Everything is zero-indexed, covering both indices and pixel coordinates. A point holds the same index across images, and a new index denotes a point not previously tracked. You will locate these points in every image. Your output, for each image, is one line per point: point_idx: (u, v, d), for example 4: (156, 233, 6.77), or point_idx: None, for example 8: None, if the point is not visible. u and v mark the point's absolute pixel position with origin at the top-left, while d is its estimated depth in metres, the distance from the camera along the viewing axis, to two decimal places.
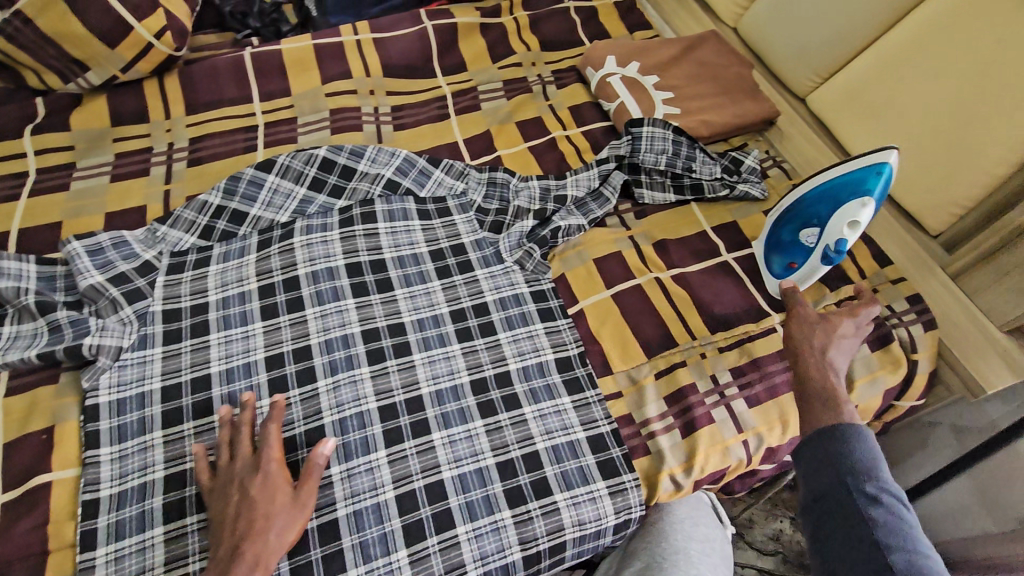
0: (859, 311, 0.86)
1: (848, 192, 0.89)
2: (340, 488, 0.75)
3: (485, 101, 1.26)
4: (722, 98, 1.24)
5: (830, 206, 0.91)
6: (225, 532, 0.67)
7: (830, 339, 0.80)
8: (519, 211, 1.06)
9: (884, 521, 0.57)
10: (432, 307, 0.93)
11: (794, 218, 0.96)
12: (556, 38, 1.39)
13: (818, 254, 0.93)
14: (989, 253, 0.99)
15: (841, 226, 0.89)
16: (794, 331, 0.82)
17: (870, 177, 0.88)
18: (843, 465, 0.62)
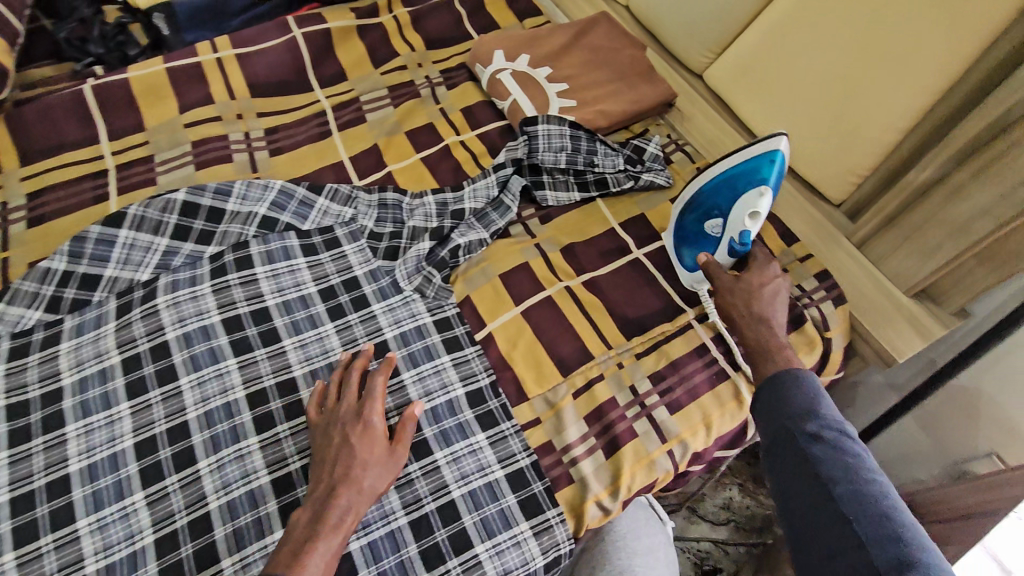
0: (767, 270, 0.86)
1: (745, 180, 0.87)
2: (449, 472, 0.77)
3: (370, 112, 1.16)
4: (618, 84, 1.20)
5: (729, 197, 0.89)
6: (324, 473, 0.69)
7: (757, 297, 0.83)
8: (415, 232, 0.98)
9: (829, 456, 0.61)
10: (325, 355, 0.84)
11: (695, 211, 0.94)
12: (442, 35, 1.30)
13: (723, 247, 0.90)
14: (893, 215, 0.98)
15: (742, 216, 0.87)
16: (722, 301, 0.85)
17: (764, 163, 0.86)
18: (788, 410, 0.66)
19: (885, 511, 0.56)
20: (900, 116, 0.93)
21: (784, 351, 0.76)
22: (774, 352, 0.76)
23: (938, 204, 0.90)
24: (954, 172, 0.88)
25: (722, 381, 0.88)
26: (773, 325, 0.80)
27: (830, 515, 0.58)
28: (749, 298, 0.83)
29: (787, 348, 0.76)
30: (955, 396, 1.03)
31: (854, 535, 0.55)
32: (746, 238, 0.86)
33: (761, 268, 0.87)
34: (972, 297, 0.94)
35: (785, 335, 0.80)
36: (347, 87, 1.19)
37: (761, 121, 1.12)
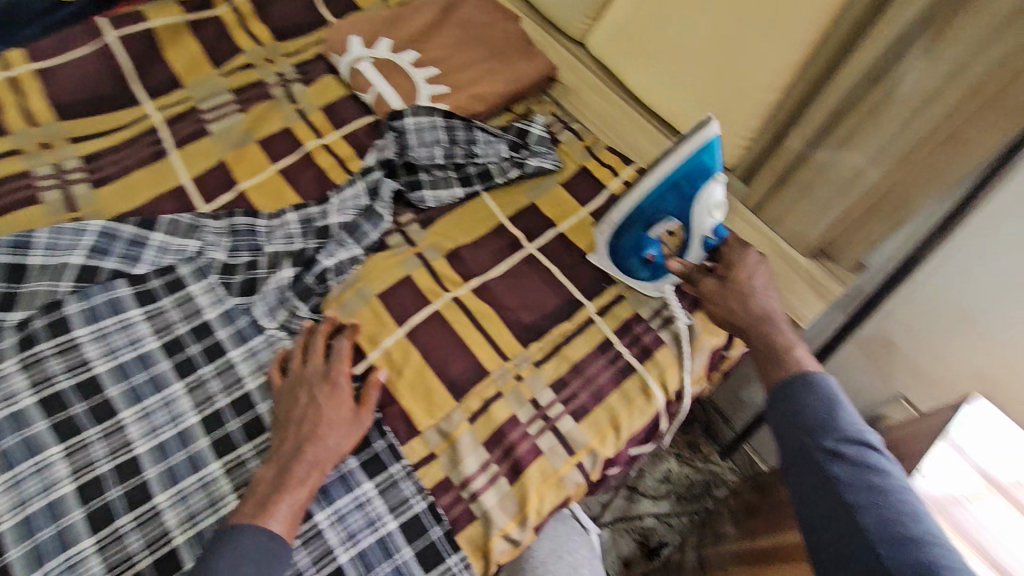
0: (743, 258, 0.81)
1: (692, 180, 0.77)
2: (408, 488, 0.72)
3: (213, 121, 1.01)
4: (493, 62, 1.09)
5: (680, 199, 0.79)
6: (288, 433, 0.70)
7: (748, 295, 0.78)
8: (275, 259, 0.86)
9: (850, 472, 0.59)
10: (174, 422, 0.73)
11: (642, 220, 0.84)
12: (293, 22, 1.15)
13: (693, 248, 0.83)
14: (783, 178, 0.94)
15: (704, 215, 0.78)
16: (717, 309, 0.80)
17: (706, 159, 0.75)
18: (804, 424, 0.64)
19: (916, 538, 0.54)
20: (779, 71, 0.87)
21: (797, 345, 0.74)
22: (784, 355, 0.73)
23: (823, 161, 0.87)
24: (837, 126, 0.83)
25: (627, 378, 0.83)
26: (773, 321, 0.77)
27: (853, 537, 0.56)
28: (743, 298, 0.78)
29: (799, 343, 0.74)
30: (868, 343, 1.06)
31: (878, 558, 0.54)
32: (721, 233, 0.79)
33: (738, 258, 0.81)
34: (866, 251, 0.92)
35: (788, 323, 0.77)
36: (183, 95, 1.03)
37: (647, 88, 1.05)
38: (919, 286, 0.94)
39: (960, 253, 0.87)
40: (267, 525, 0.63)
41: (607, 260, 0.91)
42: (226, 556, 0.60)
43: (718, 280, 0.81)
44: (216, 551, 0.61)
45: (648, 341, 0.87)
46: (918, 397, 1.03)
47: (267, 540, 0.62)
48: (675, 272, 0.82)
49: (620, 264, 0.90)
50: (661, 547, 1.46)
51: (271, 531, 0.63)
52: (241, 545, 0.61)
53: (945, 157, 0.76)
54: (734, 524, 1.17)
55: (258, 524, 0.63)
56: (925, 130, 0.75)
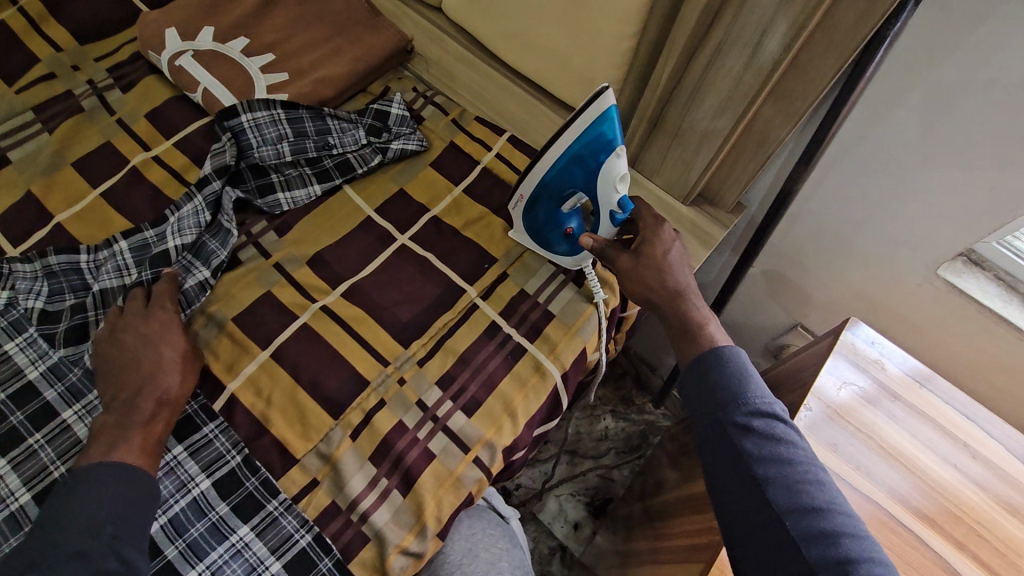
0: (659, 235, 0.78)
1: (592, 153, 0.71)
2: (222, 441, 0.70)
3: (11, 147, 0.87)
4: (336, 39, 0.99)
5: (584, 173, 0.73)
6: (124, 380, 0.68)
7: (667, 270, 0.76)
8: (106, 297, 0.76)
9: (762, 446, 0.58)
10: (2, 505, 0.63)
11: (550, 195, 0.78)
12: (98, 19, 1.00)
13: (603, 222, 0.79)
14: (652, 126, 0.90)
15: (609, 189, 0.73)
16: (635, 286, 0.77)
17: (605, 129, 0.69)
18: (717, 398, 0.62)
19: (821, 510, 0.54)
20: (628, 17, 0.82)
21: (714, 325, 0.71)
22: (699, 332, 0.70)
23: (685, 106, 0.84)
24: (689, 68, 0.80)
25: (518, 360, 0.79)
26: (689, 296, 0.74)
27: (767, 518, 0.55)
28: (661, 274, 0.75)
29: (712, 317, 0.72)
30: (765, 275, 1.06)
31: (790, 536, 0.53)
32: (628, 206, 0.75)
33: (654, 234, 0.78)
34: (742, 190, 0.91)
35: (704, 298, 0.75)
36: None
37: (511, 50, 0.99)
38: (798, 215, 0.95)
39: (829, 176, 0.87)
40: (124, 460, 0.62)
41: (524, 234, 0.86)
42: (84, 497, 0.59)
43: (634, 256, 0.77)
44: (71, 495, 0.59)
45: (536, 318, 0.83)
46: (813, 322, 1.07)
47: (120, 474, 0.61)
48: (585, 246, 0.79)
49: (535, 239, 0.85)
50: (607, 503, 1.42)
51: (123, 465, 0.62)
52: (94, 485, 0.60)
53: (795, 88, 0.75)
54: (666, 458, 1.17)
55: (111, 461, 0.62)
56: (767, 66, 0.73)
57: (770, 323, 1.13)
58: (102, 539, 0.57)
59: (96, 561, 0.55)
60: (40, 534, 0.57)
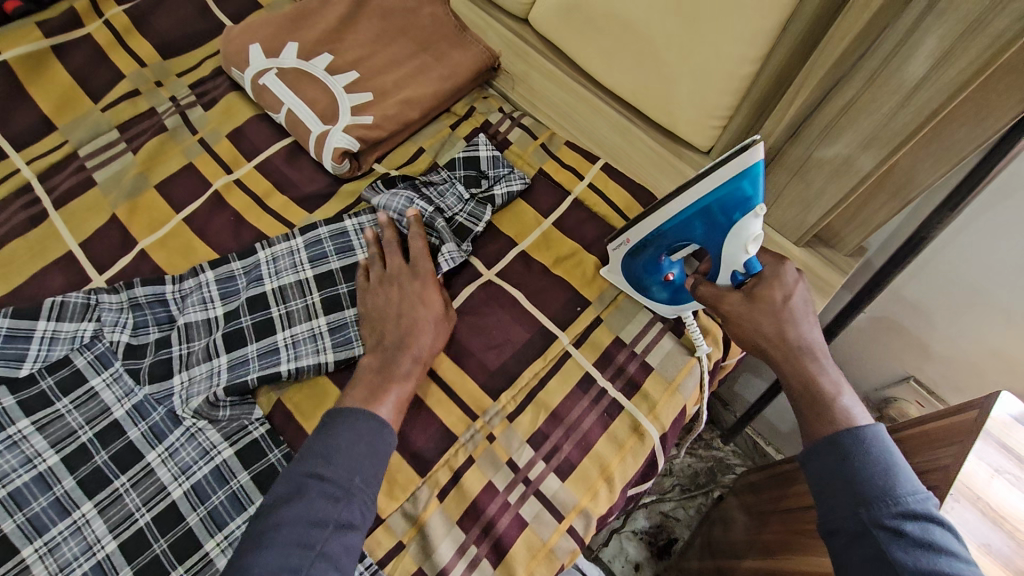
0: (777, 275, 0.67)
1: (725, 208, 0.64)
2: None
3: (97, 167, 0.86)
4: (421, 57, 0.94)
5: (710, 226, 0.66)
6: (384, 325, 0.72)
7: (786, 319, 0.65)
8: (193, 330, 0.73)
9: (915, 553, 0.50)
10: (89, 552, 0.61)
11: (661, 243, 0.72)
12: (183, 33, 0.98)
13: (722, 275, 0.69)
14: (769, 160, 0.82)
15: (736, 246, 0.66)
16: (740, 330, 0.67)
17: (747, 185, 0.62)
18: (857, 491, 0.54)
19: None
20: (753, 41, 0.73)
21: (842, 396, 0.61)
22: (824, 404, 0.61)
23: (811, 141, 0.75)
24: (827, 100, 0.71)
25: (615, 418, 0.73)
26: (818, 354, 0.64)
27: None
28: (777, 320, 0.65)
29: (845, 387, 0.62)
30: (873, 324, 0.97)
31: None
32: (755, 269, 0.66)
33: (772, 274, 0.67)
34: (864, 235, 0.82)
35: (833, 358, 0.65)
36: (57, 139, 0.87)
37: (607, 69, 0.91)
38: (923, 264, 0.85)
39: (974, 224, 0.77)
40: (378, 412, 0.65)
41: (618, 278, 0.80)
42: (346, 433, 0.62)
43: (744, 297, 0.67)
44: (332, 429, 0.63)
45: (634, 371, 0.76)
46: (930, 376, 0.95)
47: (367, 430, 0.62)
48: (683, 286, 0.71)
49: (632, 285, 0.79)
50: (672, 544, 1.28)
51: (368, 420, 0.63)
52: (350, 430, 0.62)
53: (952, 133, 0.67)
54: (740, 504, 1.06)
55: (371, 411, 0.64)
56: (930, 105, 0.63)
57: (873, 373, 1.03)
58: (353, 485, 0.59)
59: (342, 506, 0.57)
60: (307, 461, 0.60)
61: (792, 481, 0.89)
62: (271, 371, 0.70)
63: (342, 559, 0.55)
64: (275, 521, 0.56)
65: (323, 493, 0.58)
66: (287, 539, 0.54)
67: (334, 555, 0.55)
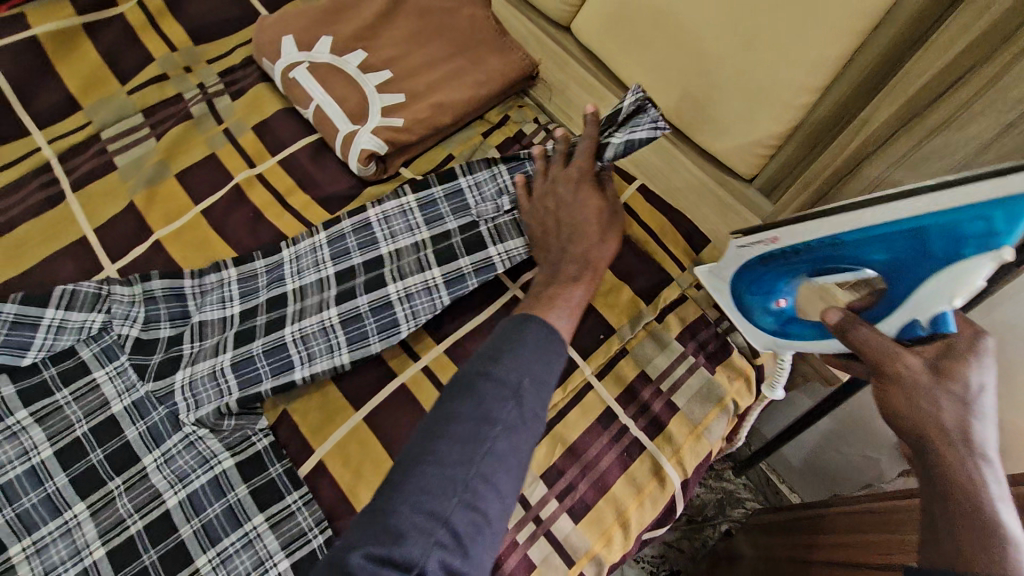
0: (978, 351, 0.46)
1: (948, 236, 0.45)
2: (306, 516, 0.62)
3: (119, 152, 0.83)
4: (458, 60, 0.90)
5: (910, 254, 0.48)
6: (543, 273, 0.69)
7: (976, 414, 0.44)
8: (208, 329, 0.71)
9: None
10: (77, 556, 0.59)
11: (822, 257, 0.56)
12: (215, 19, 0.95)
13: (890, 319, 0.51)
14: (823, 194, 0.77)
15: (933, 290, 0.47)
16: (898, 406, 0.47)
17: (998, 215, 0.43)
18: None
19: None
20: (814, 70, 0.69)
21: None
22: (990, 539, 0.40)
23: (868, 183, 0.71)
24: (893, 140, 0.67)
25: (634, 460, 0.69)
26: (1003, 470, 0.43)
27: None
28: (961, 412, 0.45)
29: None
30: None
31: None
32: (942, 331, 0.48)
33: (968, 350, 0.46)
34: None
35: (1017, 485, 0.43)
36: (82, 119, 0.85)
37: (651, 84, 0.87)
38: None
39: None
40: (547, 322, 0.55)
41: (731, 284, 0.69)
42: (518, 346, 0.52)
43: (927, 369, 0.47)
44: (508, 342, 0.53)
45: (658, 410, 0.72)
46: None
47: (548, 340, 0.53)
48: (826, 315, 0.52)
49: (741, 296, 0.68)
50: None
51: (549, 333, 0.54)
52: (525, 345, 0.52)
53: None
54: (750, 542, 1.01)
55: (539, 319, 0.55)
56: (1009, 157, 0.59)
57: None
58: (523, 388, 0.50)
59: (510, 410, 0.49)
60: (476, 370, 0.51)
61: (817, 524, 0.84)
62: (285, 380, 0.67)
63: (509, 462, 0.47)
64: (446, 413, 0.49)
65: (499, 393, 0.49)
66: (451, 443, 0.47)
67: (503, 454, 0.47)
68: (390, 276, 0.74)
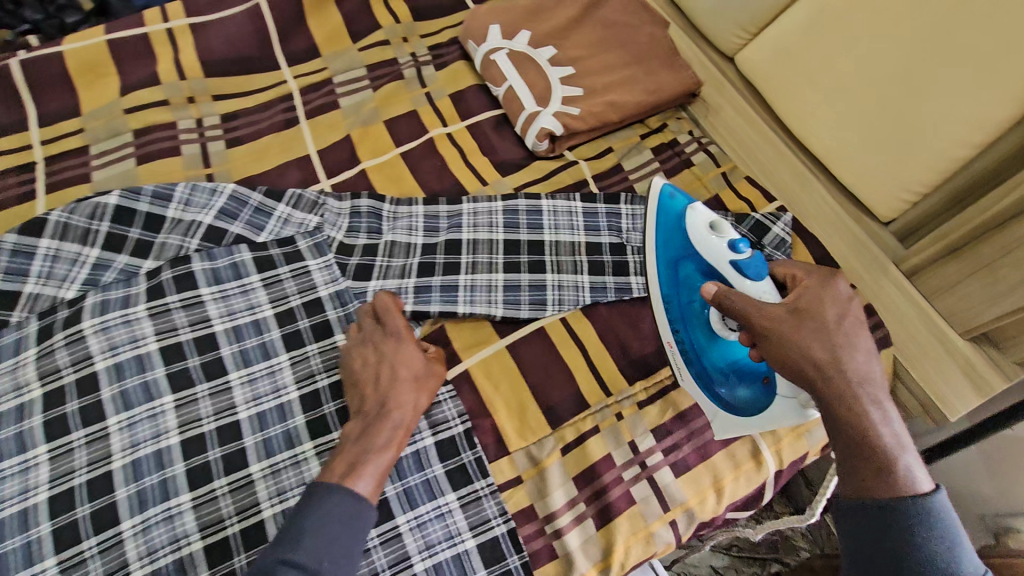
0: (825, 290, 0.60)
1: (671, 225, 0.71)
2: (451, 406, 0.74)
3: (344, 95, 1.00)
4: (633, 69, 1.02)
5: (684, 254, 0.70)
6: (368, 390, 0.70)
7: (839, 343, 0.57)
8: (395, 248, 0.85)
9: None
10: (276, 394, 0.74)
11: (689, 311, 0.72)
12: (433, 3, 1.12)
13: (735, 281, 0.64)
14: (958, 245, 0.81)
15: (708, 249, 0.66)
16: (784, 360, 0.58)
17: (671, 202, 0.71)
18: (906, 565, 0.49)
19: None
20: (978, 127, 0.75)
21: (908, 452, 0.54)
22: (885, 462, 0.53)
23: (1011, 241, 0.75)
24: None
25: (736, 438, 0.76)
26: (869, 385, 0.56)
27: None
28: (827, 347, 0.57)
29: (906, 445, 0.54)
30: None
31: None
32: (739, 244, 0.62)
33: (817, 291, 0.60)
34: None
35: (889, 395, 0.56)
36: (319, 64, 1.02)
37: (802, 123, 0.95)
38: None
39: None
40: (357, 487, 0.62)
41: (718, 411, 0.72)
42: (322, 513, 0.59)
43: (790, 315, 0.59)
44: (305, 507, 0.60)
45: None
46: None
47: (354, 505, 0.61)
48: (706, 295, 0.64)
49: (730, 406, 0.71)
50: None
51: (359, 495, 0.61)
52: (327, 511, 0.59)
53: None
54: None
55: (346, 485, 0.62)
56: None
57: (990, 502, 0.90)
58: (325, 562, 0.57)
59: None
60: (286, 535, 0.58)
61: None
62: (450, 308, 0.80)
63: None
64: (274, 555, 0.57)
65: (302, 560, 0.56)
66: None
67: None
68: (550, 265, 0.85)
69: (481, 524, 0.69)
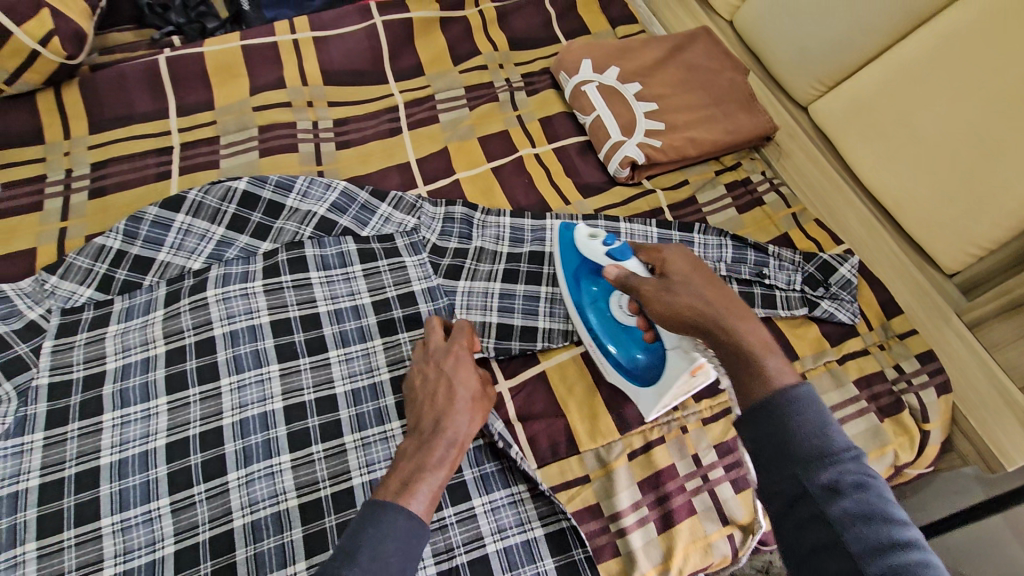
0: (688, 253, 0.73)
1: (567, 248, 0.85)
2: None
3: (444, 111, 1.09)
4: (712, 110, 1.09)
5: (579, 268, 0.83)
6: (426, 407, 0.72)
7: (710, 292, 0.66)
8: (482, 253, 0.91)
9: (852, 525, 0.45)
10: (371, 373, 0.80)
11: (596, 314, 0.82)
12: (528, 35, 1.21)
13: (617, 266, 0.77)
14: (1018, 303, 0.84)
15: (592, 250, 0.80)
16: (677, 313, 0.66)
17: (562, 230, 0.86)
18: (790, 453, 0.49)
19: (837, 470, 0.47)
20: None
21: (778, 359, 0.58)
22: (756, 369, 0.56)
23: None
24: None
25: None
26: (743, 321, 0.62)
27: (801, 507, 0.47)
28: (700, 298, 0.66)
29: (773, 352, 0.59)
30: None
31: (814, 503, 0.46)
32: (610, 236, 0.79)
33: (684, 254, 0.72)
34: None
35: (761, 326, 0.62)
36: (423, 82, 1.12)
37: (870, 173, 0.99)
38: None
39: None
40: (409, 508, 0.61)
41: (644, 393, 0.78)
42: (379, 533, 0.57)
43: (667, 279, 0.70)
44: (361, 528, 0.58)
45: None
46: None
47: (412, 523, 0.59)
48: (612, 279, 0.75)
49: (642, 379, 0.78)
50: None
51: (412, 513, 0.60)
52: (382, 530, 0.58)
53: None
54: None
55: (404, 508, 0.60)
56: None
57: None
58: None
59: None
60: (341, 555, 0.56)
61: None
62: (533, 316, 0.86)
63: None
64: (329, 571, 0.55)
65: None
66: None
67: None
68: None
69: (550, 515, 0.73)
